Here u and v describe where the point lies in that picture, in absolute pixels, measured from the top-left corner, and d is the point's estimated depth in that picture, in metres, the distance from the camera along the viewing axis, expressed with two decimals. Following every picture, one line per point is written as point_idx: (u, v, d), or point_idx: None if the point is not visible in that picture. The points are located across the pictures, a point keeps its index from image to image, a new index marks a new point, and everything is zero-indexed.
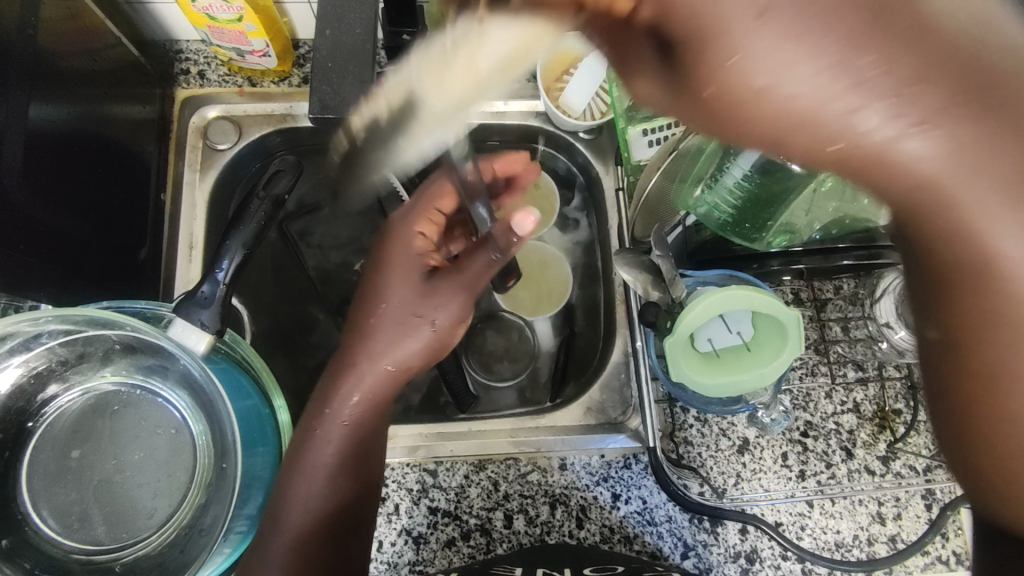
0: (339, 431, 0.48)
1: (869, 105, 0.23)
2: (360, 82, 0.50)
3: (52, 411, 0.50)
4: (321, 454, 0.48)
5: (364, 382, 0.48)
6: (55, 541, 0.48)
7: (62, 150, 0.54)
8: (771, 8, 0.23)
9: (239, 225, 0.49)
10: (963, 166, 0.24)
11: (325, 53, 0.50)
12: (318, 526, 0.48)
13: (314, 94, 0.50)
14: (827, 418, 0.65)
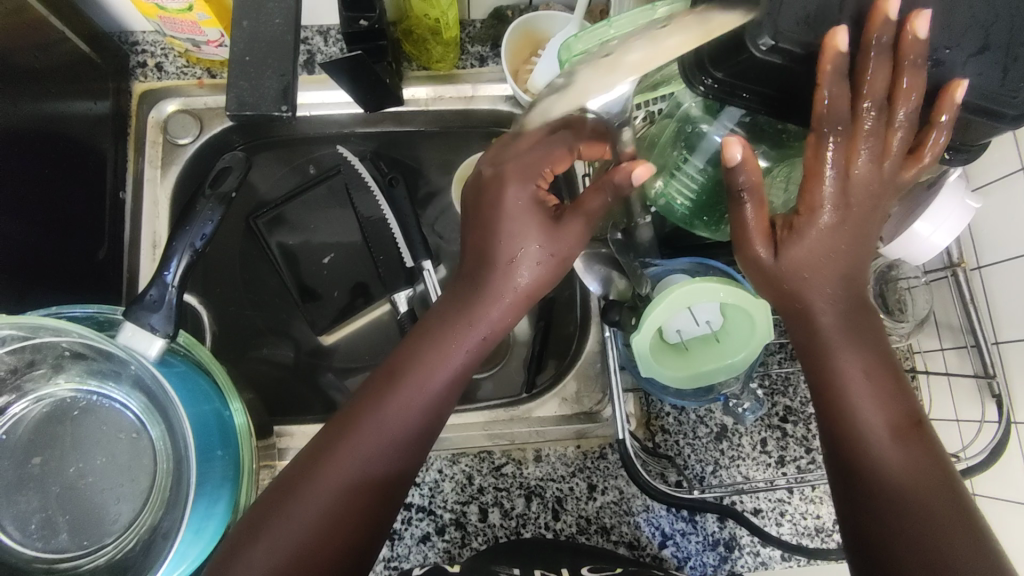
0: (399, 413, 0.46)
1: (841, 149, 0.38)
2: (282, 77, 0.48)
3: (7, 419, 0.49)
4: (374, 432, 0.45)
5: (454, 355, 0.47)
6: (16, 550, 0.48)
7: (8, 149, 0.52)
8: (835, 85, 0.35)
9: (186, 226, 0.47)
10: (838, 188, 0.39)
11: (243, 47, 0.48)
12: (348, 507, 0.43)
13: (231, 90, 0.48)
14: (806, 402, 0.64)
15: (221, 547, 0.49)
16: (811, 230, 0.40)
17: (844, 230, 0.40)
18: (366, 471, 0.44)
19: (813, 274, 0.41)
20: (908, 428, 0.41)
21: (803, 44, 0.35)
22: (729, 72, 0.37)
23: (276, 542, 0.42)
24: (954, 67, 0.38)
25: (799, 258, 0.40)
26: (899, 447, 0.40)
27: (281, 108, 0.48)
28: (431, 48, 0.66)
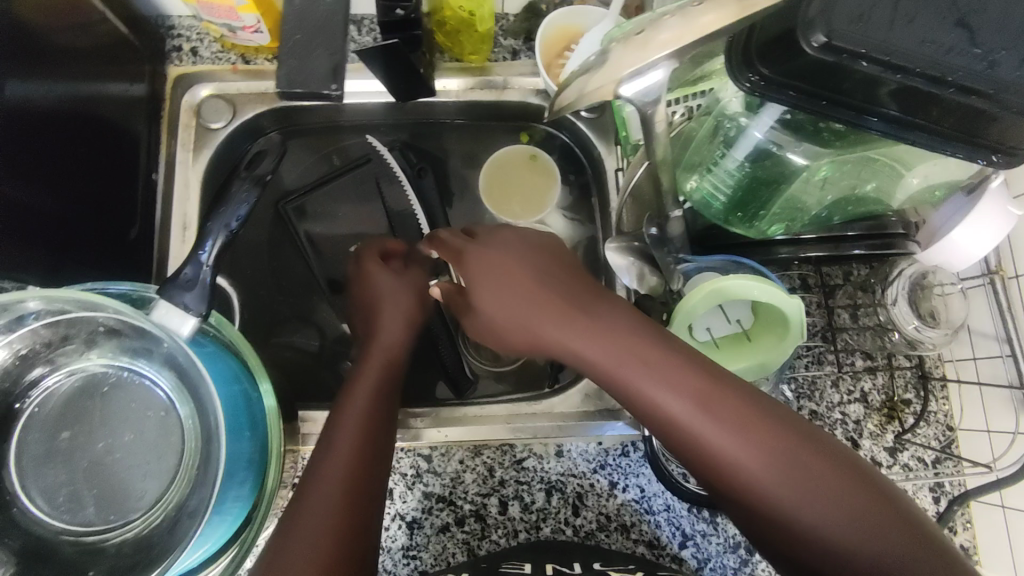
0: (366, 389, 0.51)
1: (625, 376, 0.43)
2: (331, 55, 0.52)
3: (40, 392, 0.49)
4: (357, 411, 0.48)
5: (382, 347, 0.56)
6: (44, 522, 0.48)
7: (44, 127, 0.52)
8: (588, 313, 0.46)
9: (220, 207, 0.47)
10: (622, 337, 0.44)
11: (293, 25, 0.52)
12: (347, 505, 0.42)
13: (281, 68, 0.51)
14: (832, 408, 0.63)
15: (252, 522, 0.50)
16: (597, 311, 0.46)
17: (581, 290, 0.47)
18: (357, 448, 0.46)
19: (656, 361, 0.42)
20: (834, 473, 0.38)
21: (858, 44, 0.34)
22: (779, 72, 0.37)
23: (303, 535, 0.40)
24: (1011, 67, 0.34)
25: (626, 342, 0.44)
26: (832, 506, 0.37)
27: (330, 88, 0.52)
28: (464, 39, 0.67)
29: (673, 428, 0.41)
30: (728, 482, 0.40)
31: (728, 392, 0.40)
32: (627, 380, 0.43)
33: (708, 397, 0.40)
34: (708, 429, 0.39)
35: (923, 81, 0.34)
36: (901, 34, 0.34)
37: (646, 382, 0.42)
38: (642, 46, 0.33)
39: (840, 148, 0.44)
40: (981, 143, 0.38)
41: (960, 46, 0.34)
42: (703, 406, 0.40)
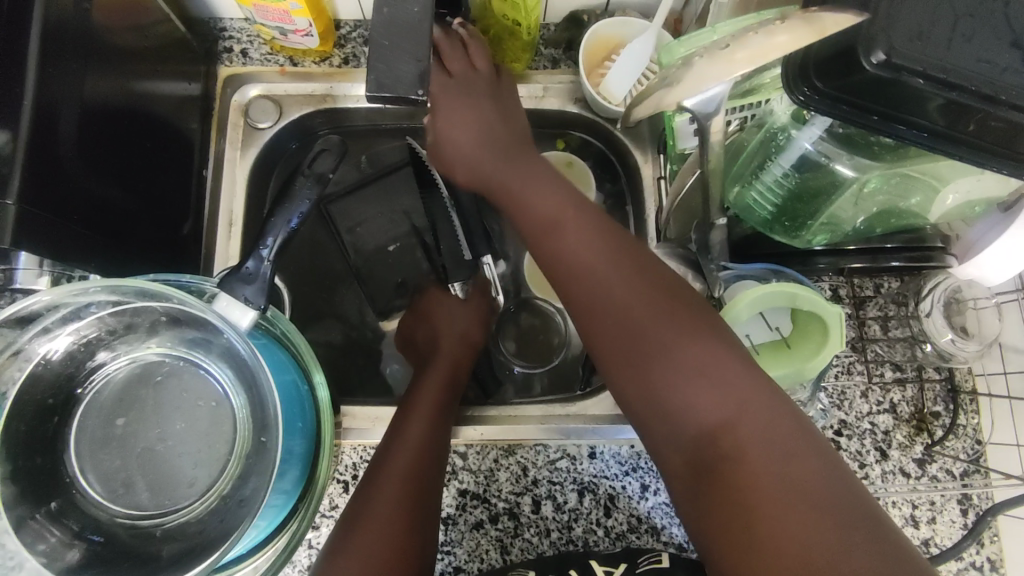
0: (426, 412, 0.57)
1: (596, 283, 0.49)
2: (418, 62, 0.43)
3: (100, 379, 0.51)
4: (419, 433, 0.55)
5: (444, 363, 0.63)
6: (101, 505, 0.49)
7: (107, 127, 0.52)
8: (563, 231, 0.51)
9: (284, 204, 0.49)
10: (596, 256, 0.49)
11: (381, 26, 0.43)
12: (402, 524, 0.49)
13: (369, 73, 0.42)
14: (862, 418, 0.63)
15: (305, 504, 0.52)
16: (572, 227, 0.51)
17: (552, 194, 0.54)
18: (417, 468, 0.52)
19: (610, 262, 0.48)
20: (738, 385, 0.42)
21: (916, 62, 0.35)
22: (835, 88, 0.38)
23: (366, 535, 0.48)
24: None
25: (587, 236, 0.50)
26: (720, 401, 0.41)
27: (413, 92, 0.43)
28: (508, 47, 0.68)
29: (597, 320, 0.48)
30: (632, 370, 0.45)
31: (655, 285, 0.47)
32: (574, 261, 0.50)
33: (638, 283, 0.47)
34: (626, 312, 0.46)
35: (978, 101, 0.36)
36: (959, 52, 0.35)
37: (591, 266, 0.49)
38: (726, 61, 0.36)
39: (887, 162, 0.45)
40: None
41: (1017, 64, 0.36)
42: (632, 291, 0.47)
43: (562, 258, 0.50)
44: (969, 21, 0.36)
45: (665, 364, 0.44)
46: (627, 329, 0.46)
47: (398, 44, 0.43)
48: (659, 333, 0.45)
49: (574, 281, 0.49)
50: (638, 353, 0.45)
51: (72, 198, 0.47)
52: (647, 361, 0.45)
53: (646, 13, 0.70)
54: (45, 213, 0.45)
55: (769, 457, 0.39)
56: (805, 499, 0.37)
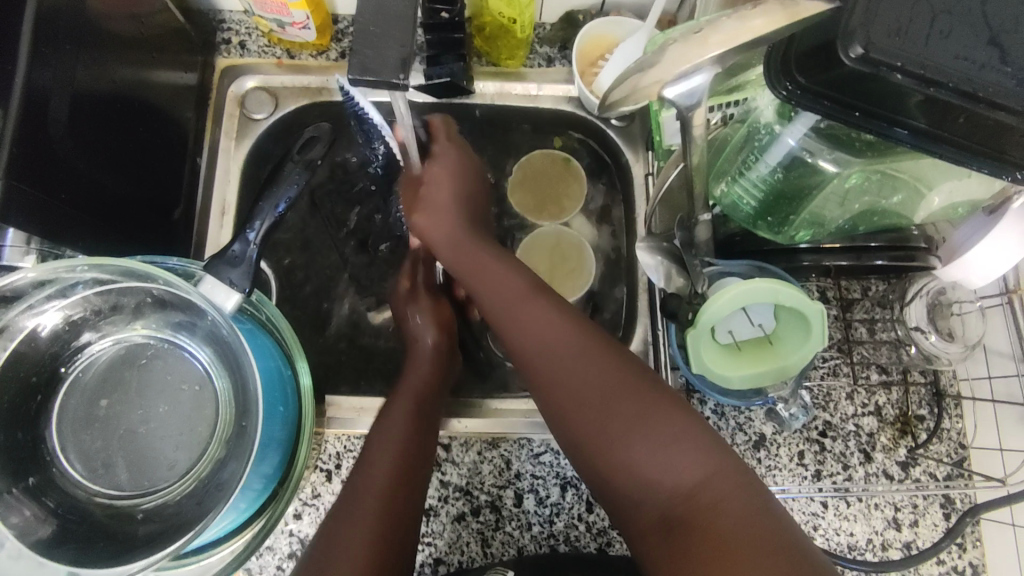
0: (391, 458, 0.52)
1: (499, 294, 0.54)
2: (403, 47, 0.43)
3: (84, 358, 0.51)
4: (373, 484, 0.50)
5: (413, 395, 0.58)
6: (81, 484, 0.49)
7: (99, 112, 0.52)
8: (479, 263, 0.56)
9: (272, 188, 0.51)
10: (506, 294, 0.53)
11: (368, 15, 0.43)
12: (378, 551, 0.46)
13: (353, 57, 0.42)
14: (847, 419, 0.63)
15: (285, 489, 0.53)
16: (494, 267, 0.56)
17: (492, 262, 0.56)
18: (385, 497, 0.49)
19: (557, 340, 0.49)
20: (687, 439, 0.44)
21: (895, 57, 0.35)
22: (815, 82, 0.39)
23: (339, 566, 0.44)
24: None
25: (535, 318, 0.51)
26: (663, 459, 0.43)
27: (396, 76, 0.42)
28: (503, 44, 0.69)
29: (563, 415, 0.48)
30: (594, 444, 0.46)
31: (604, 357, 0.48)
32: (529, 349, 0.50)
33: (582, 356, 0.48)
34: (559, 372, 0.48)
35: (955, 96, 0.36)
36: (936, 48, 0.36)
37: (541, 351, 0.50)
38: (700, 43, 0.36)
39: (869, 157, 0.46)
40: (1007, 161, 0.40)
41: (994, 63, 0.36)
42: (581, 366, 0.48)
43: (516, 342, 0.51)
44: (946, 18, 0.36)
45: (602, 428, 0.46)
46: (557, 386, 0.48)
47: (380, 22, 0.43)
48: (592, 391, 0.47)
49: (531, 369, 0.50)
50: (572, 415, 0.47)
51: (62, 178, 0.48)
52: (582, 423, 0.47)
53: (641, 14, 0.71)
54: (35, 191, 0.45)
55: (727, 522, 0.40)
56: (764, 537, 0.39)
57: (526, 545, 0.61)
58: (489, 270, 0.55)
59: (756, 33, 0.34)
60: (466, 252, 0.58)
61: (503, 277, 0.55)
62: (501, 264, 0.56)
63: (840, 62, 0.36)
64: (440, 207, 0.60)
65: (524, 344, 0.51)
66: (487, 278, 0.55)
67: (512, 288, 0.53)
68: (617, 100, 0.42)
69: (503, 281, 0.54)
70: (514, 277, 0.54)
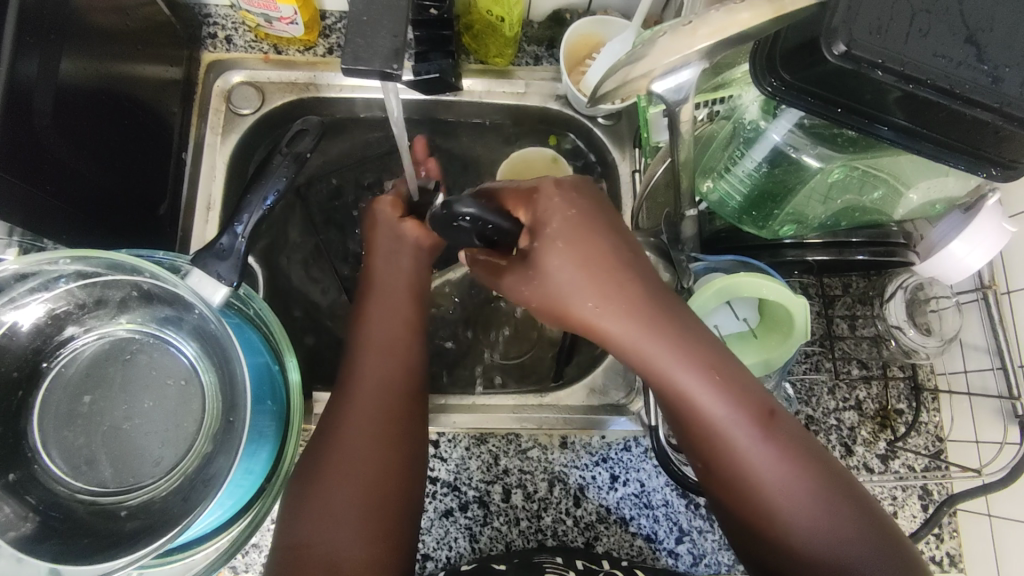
0: (365, 393, 0.52)
1: (606, 320, 0.44)
2: (394, 38, 0.43)
3: (67, 353, 0.50)
4: (372, 379, 0.53)
5: (381, 314, 0.58)
6: (63, 481, 0.48)
7: (81, 104, 0.52)
8: (606, 306, 0.44)
9: (261, 181, 0.50)
10: (643, 342, 0.43)
11: (357, 5, 0.43)
12: (387, 449, 0.49)
13: (342, 46, 0.42)
14: (829, 413, 0.65)
15: (275, 478, 0.52)
16: (652, 323, 0.43)
17: (667, 318, 0.44)
18: (386, 392, 0.52)
19: (747, 412, 0.43)
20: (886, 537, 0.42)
21: (876, 55, 0.37)
22: (798, 77, 0.40)
23: (352, 458, 0.48)
24: (1015, 84, 0.38)
25: (721, 385, 0.43)
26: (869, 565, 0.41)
27: (389, 66, 0.42)
28: (491, 42, 0.69)
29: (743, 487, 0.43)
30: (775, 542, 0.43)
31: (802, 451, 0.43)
32: (712, 412, 0.43)
33: (781, 448, 0.43)
34: (760, 466, 0.42)
35: (933, 92, 0.37)
36: (916, 46, 0.37)
37: (735, 418, 0.43)
38: (688, 35, 0.36)
39: (852, 152, 0.46)
40: (982, 155, 0.41)
41: (970, 61, 0.37)
42: (780, 458, 0.42)
43: (695, 420, 0.43)
44: (925, 17, 0.37)
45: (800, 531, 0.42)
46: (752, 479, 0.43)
47: (370, 13, 0.43)
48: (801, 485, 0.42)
49: (722, 459, 0.43)
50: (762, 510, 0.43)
51: (44, 168, 0.47)
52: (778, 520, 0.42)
53: (627, 14, 0.72)
54: (17, 181, 0.45)
55: None
56: None
57: (514, 540, 0.61)
58: (613, 318, 0.44)
59: (744, 26, 0.35)
60: (627, 297, 0.44)
61: (653, 318, 0.43)
62: (654, 315, 0.43)
63: (825, 57, 0.37)
64: (572, 239, 0.44)
65: (724, 426, 0.43)
66: (613, 321, 0.44)
67: (692, 347, 0.43)
68: (606, 92, 0.43)
69: (633, 325, 0.43)
70: (671, 329, 0.43)
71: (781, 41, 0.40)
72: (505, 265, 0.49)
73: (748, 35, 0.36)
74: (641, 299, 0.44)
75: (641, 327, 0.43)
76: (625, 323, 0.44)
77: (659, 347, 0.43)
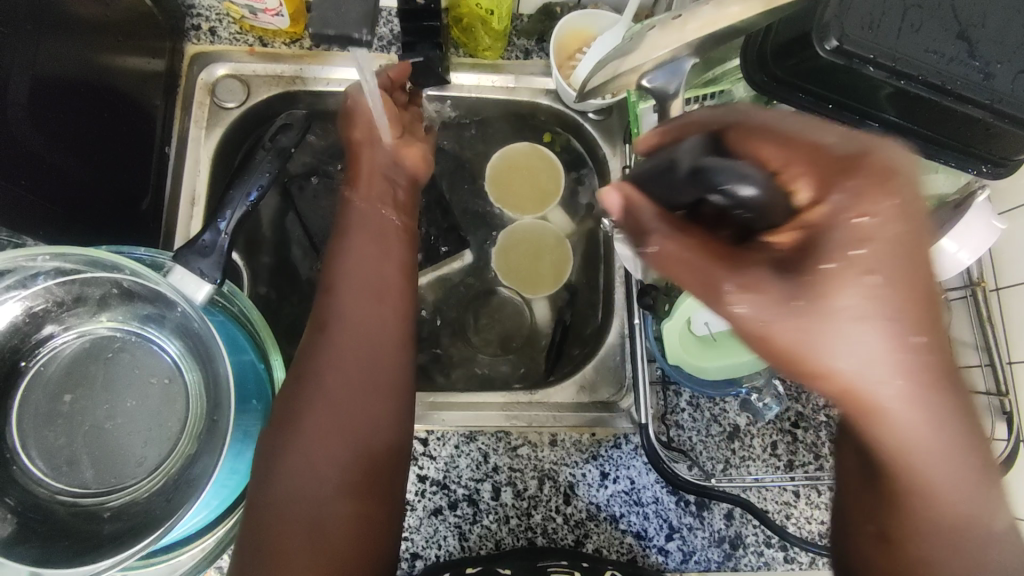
0: (343, 336, 0.47)
1: (880, 381, 0.31)
2: None
3: (46, 352, 0.49)
4: (353, 313, 0.48)
5: (359, 248, 0.52)
6: (43, 482, 0.47)
7: (58, 97, 0.50)
8: (866, 324, 0.31)
9: (244, 177, 0.49)
10: (912, 402, 0.31)
11: None
12: (368, 391, 0.46)
13: None
14: (818, 410, 0.65)
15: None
16: (910, 369, 0.31)
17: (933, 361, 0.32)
18: (366, 325, 0.48)
19: (972, 458, 0.33)
20: None
21: (868, 50, 0.36)
22: (787, 73, 0.40)
23: (328, 401, 0.45)
24: (1005, 80, 0.37)
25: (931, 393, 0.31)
26: None
27: None
28: (479, 36, 0.68)
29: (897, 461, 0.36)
30: None
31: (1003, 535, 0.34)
32: (925, 462, 0.33)
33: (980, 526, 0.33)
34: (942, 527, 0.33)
35: (925, 89, 0.37)
36: (908, 42, 0.37)
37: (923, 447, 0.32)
38: (678, 29, 0.36)
39: None
40: (973, 152, 0.41)
41: (962, 57, 0.37)
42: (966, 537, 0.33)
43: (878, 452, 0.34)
44: (916, 13, 0.37)
45: None
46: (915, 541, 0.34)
47: None
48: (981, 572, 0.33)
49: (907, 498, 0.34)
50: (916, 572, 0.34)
51: (19, 163, 0.46)
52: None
53: (619, 7, 0.71)
54: None
55: None
56: None
57: (504, 538, 0.61)
58: (874, 374, 0.31)
59: (734, 20, 0.34)
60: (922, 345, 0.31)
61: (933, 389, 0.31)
62: (905, 360, 0.31)
63: (816, 53, 0.37)
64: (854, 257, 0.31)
65: (928, 481, 0.33)
66: (854, 356, 0.31)
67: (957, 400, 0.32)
68: (595, 88, 0.42)
69: (910, 405, 0.31)
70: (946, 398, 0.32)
71: (772, 36, 0.40)
72: (703, 245, 0.34)
73: (737, 30, 0.36)
74: (930, 331, 0.32)
75: (896, 408, 0.32)
76: (880, 367, 0.31)
77: (914, 403, 0.31)
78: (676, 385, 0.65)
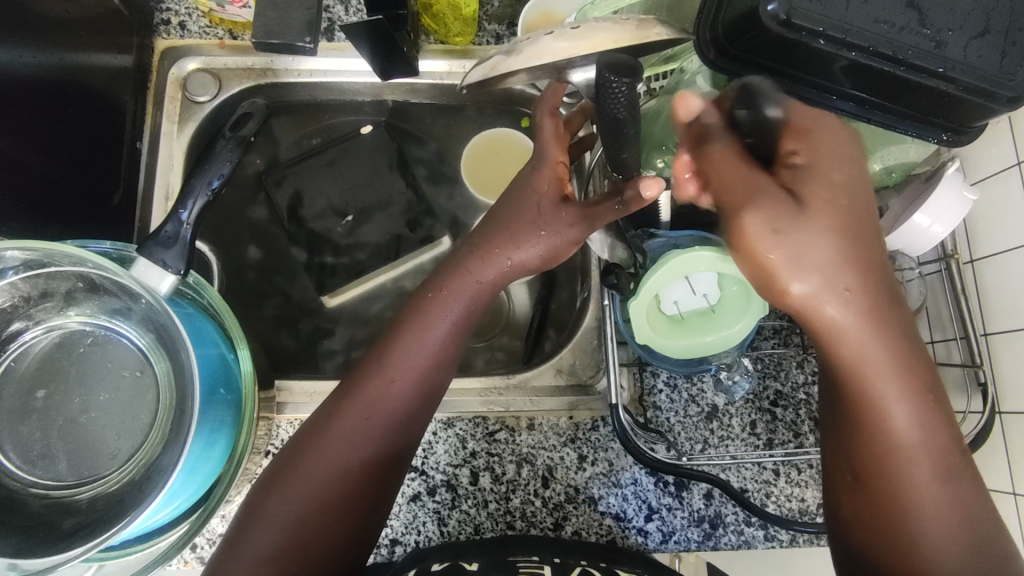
0: (387, 398, 0.48)
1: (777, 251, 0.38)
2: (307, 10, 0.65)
3: (17, 347, 0.50)
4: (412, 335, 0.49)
5: (422, 347, 0.49)
6: (16, 475, 0.48)
7: (17, 95, 0.51)
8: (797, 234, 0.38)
9: (204, 166, 0.50)
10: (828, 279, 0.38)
11: None
12: (402, 410, 0.48)
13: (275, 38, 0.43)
14: (797, 388, 0.64)
15: (232, 463, 0.52)
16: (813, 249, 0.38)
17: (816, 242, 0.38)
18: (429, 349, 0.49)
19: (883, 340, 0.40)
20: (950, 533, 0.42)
21: (816, 23, 0.39)
22: (740, 48, 0.43)
23: (359, 412, 0.47)
24: (957, 47, 0.40)
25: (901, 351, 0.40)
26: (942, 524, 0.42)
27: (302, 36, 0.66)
28: (448, 23, 0.67)
29: (872, 437, 0.42)
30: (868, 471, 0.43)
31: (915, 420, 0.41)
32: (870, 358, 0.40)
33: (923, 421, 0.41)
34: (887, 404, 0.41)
35: (878, 59, 0.40)
36: (858, 12, 0.39)
37: (898, 391, 0.41)
38: None
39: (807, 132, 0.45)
40: (932, 121, 0.44)
41: (912, 25, 0.39)
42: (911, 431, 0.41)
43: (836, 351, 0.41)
44: None
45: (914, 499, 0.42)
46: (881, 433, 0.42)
47: None
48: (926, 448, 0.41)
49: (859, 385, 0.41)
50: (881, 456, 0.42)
51: None
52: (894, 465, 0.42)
53: None
54: None
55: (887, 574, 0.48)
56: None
57: (483, 522, 0.61)
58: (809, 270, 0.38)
59: None
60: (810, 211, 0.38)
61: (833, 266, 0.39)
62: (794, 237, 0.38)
63: (764, 21, 0.40)
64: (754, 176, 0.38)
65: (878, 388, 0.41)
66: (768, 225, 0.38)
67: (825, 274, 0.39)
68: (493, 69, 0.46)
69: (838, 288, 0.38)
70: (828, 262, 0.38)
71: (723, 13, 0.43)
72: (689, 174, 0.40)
73: None
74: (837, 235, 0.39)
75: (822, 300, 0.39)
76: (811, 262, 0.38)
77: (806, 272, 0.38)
78: (652, 366, 0.65)
